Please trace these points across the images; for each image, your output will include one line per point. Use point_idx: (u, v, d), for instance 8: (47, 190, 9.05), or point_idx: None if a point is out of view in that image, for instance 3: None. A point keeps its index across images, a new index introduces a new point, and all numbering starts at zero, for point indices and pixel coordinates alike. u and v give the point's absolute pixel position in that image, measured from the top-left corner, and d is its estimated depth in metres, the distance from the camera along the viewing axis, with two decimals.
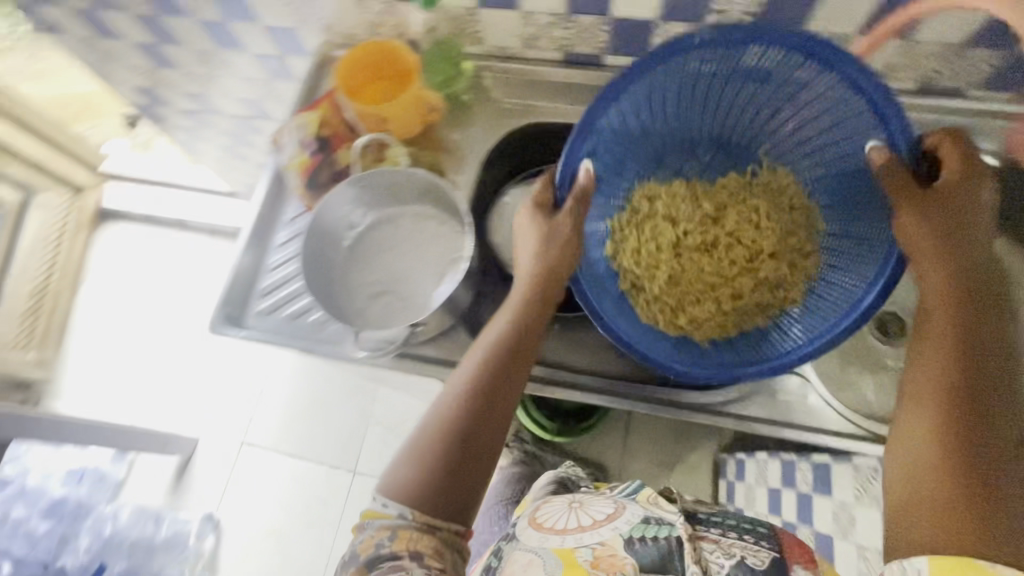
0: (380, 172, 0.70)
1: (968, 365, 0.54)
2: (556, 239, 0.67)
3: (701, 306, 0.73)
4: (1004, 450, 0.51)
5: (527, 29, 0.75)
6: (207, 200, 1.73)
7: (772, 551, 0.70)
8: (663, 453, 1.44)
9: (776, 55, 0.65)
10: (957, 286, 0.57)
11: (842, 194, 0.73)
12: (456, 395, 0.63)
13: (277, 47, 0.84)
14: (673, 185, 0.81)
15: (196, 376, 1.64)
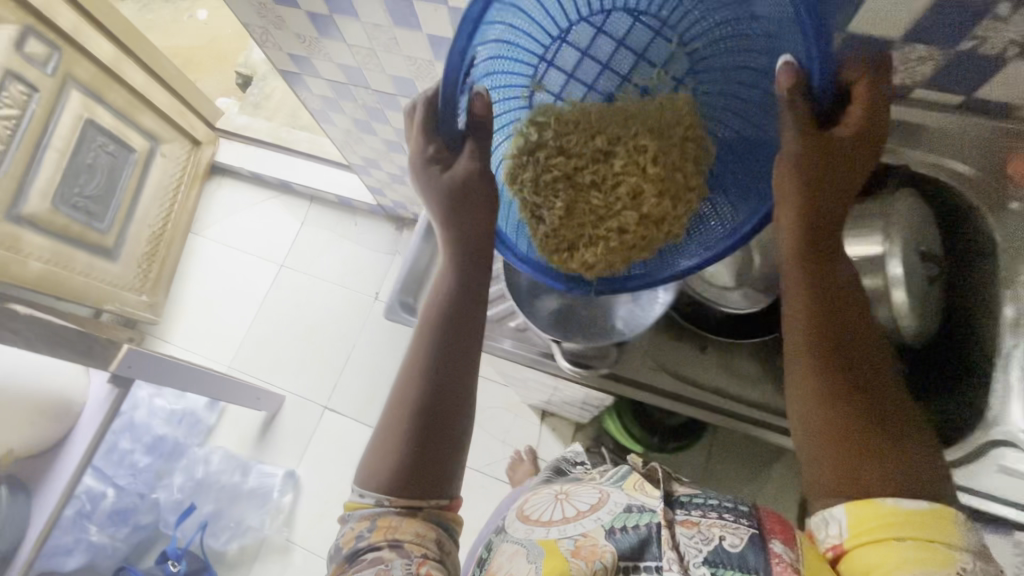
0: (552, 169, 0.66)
1: (834, 319, 0.53)
2: (462, 194, 0.57)
3: (597, 243, 0.60)
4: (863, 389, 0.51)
5: None
6: (313, 166, 1.78)
7: (752, 530, 0.55)
8: (748, 481, 1.40)
9: None
10: (809, 233, 0.52)
11: (743, 118, 0.59)
12: (412, 358, 0.61)
13: (454, 30, 0.81)
14: (562, 107, 0.64)
15: (291, 337, 1.70)
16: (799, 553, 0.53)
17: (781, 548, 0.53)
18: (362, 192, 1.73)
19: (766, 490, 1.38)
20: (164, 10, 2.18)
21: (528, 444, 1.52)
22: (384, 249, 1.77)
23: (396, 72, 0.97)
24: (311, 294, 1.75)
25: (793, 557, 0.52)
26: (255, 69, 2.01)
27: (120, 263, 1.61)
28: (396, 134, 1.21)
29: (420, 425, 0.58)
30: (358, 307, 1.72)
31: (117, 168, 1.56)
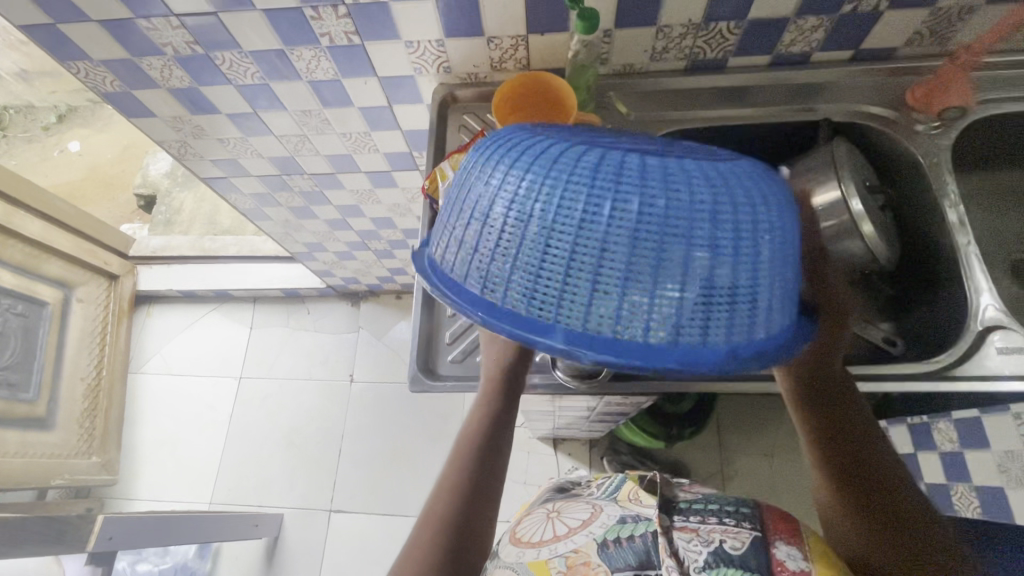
0: None
1: (843, 427, 0.58)
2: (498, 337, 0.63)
3: None
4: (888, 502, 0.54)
5: (658, 44, 0.72)
6: (248, 267, 1.70)
7: (753, 532, 0.55)
8: (760, 442, 1.47)
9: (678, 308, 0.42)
10: (800, 377, 0.60)
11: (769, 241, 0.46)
12: (453, 468, 0.58)
13: (389, 97, 0.82)
14: None
15: (273, 449, 1.58)
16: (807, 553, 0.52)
17: (785, 552, 0.52)
18: (308, 278, 1.67)
19: (777, 444, 1.45)
20: (28, 152, 2.03)
21: (549, 477, 1.49)
22: (346, 328, 1.70)
23: (329, 149, 0.96)
24: (281, 399, 1.63)
25: (800, 558, 0.51)
26: (155, 186, 1.91)
27: (58, 429, 1.43)
28: (337, 211, 1.20)
29: (453, 542, 0.52)
30: (337, 399, 1.62)
31: (31, 328, 1.40)
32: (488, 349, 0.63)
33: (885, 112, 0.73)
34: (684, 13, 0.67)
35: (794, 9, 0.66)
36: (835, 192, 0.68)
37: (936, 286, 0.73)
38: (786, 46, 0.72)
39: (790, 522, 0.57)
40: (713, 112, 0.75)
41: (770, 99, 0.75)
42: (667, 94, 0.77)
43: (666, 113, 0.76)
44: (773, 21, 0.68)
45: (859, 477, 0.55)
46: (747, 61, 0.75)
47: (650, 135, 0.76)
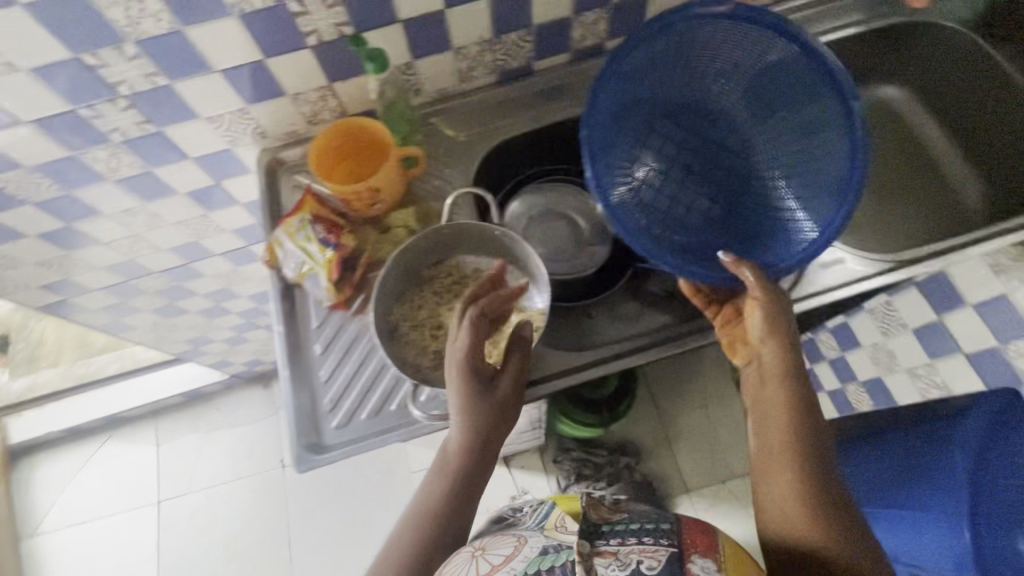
0: (407, 260, 0.64)
1: (808, 417, 0.56)
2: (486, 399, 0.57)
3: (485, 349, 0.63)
4: (836, 494, 0.53)
5: (461, 64, 0.74)
6: (136, 382, 1.55)
7: (670, 548, 0.49)
8: (692, 398, 1.55)
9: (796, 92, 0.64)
10: (786, 359, 0.58)
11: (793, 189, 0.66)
12: (405, 544, 0.56)
13: (212, 176, 0.78)
14: (422, 243, 0.65)
15: (214, 567, 1.44)
16: (720, 563, 0.48)
17: (699, 567, 0.47)
18: (206, 374, 1.55)
19: (706, 394, 1.56)
20: None
21: (510, 497, 1.47)
22: (263, 413, 1.60)
23: (170, 241, 0.90)
24: (210, 510, 1.50)
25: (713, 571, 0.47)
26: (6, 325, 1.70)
27: None
28: (208, 299, 1.12)
29: None
30: (272, 491, 1.51)
31: None
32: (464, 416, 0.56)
33: None
34: (473, 31, 0.70)
35: (571, 7, 0.71)
36: (654, 168, 0.71)
37: None
38: (578, 40, 0.77)
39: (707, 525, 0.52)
40: (528, 117, 0.79)
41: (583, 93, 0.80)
42: (488, 107, 0.80)
43: (489, 126, 0.80)
44: (557, 21, 0.73)
45: (819, 466, 0.54)
46: (551, 62, 0.79)
47: (479, 155, 0.78)
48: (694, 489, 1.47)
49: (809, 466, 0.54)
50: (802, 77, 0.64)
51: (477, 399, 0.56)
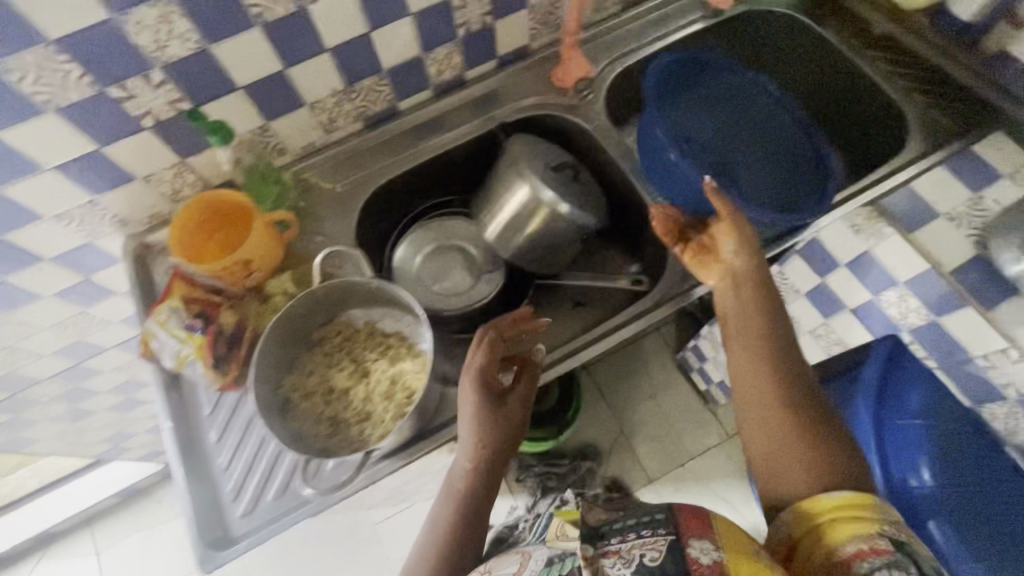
0: (279, 329, 0.61)
1: (785, 359, 0.62)
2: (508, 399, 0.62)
3: (378, 405, 0.61)
4: (817, 423, 0.59)
5: (321, 118, 0.73)
6: (61, 493, 1.44)
7: (668, 537, 0.47)
8: (640, 389, 1.59)
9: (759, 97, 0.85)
10: (763, 306, 0.64)
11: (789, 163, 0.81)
12: (431, 545, 0.60)
13: (78, 272, 0.74)
14: (295, 308, 0.62)
15: None
16: (721, 539, 0.46)
17: (699, 548, 0.45)
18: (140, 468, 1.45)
19: (653, 382, 1.59)
20: None
21: None
22: None
23: (51, 346, 0.84)
24: None
25: (716, 550, 0.45)
26: None
27: None
28: (116, 394, 1.05)
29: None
30: None
31: None
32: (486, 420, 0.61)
33: (542, 100, 0.82)
34: (323, 85, 0.69)
35: (419, 47, 0.72)
36: (526, 190, 0.73)
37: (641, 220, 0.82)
38: (436, 76, 0.78)
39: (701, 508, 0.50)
40: (401, 156, 0.79)
41: (452, 126, 0.81)
42: (360, 154, 0.79)
43: (363, 173, 0.78)
44: (408, 62, 0.73)
45: (799, 401, 0.60)
46: (414, 100, 0.79)
47: (358, 202, 0.77)
48: (658, 479, 1.51)
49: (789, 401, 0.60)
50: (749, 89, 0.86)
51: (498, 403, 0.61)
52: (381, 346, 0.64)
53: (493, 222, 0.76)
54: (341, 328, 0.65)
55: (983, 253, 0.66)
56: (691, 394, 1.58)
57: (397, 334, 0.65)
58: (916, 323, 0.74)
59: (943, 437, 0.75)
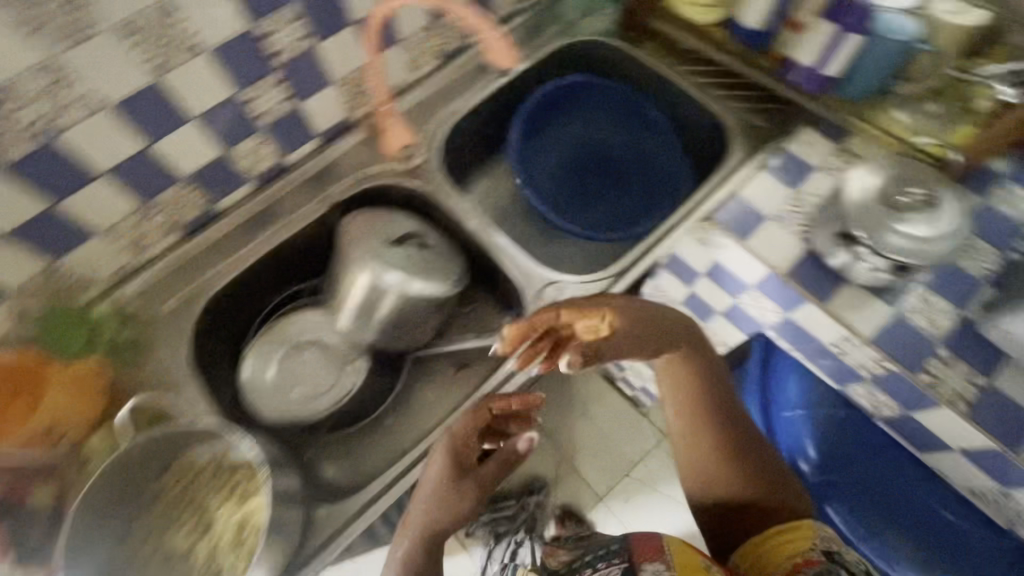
0: (93, 500, 0.54)
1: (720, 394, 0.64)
2: (477, 481, 0.58)
3: (228, 553, 0.57)
4: (752, 450, 0.64)
5: (125, 240, 0.66)
6: None
7: (621, 566, 0.59)
8: (571, 408, 1.58)
9: (619, 106, 0.90)
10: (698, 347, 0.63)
11: (651, 165, 0.89)
12: None
13: None
14: (108, 472, 0.55)
15: None
16: (670, 563, 0.58)
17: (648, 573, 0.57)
18: None
19: (584, 398, 1.59)
20: None
21: None
22: None
23: None
24: None
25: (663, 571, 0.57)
26: None
27: None
28: None
29: None
30: None
31: None
32: (461, 490, 0.57)
33: (377, 170, 0.79)
34: (113, 208, 0.62)
35: (220, 146, 0.66)
36: (368, 276, 0.70)
37: (492, 275, 0.80)
38: (252, 168, 0.72)
39: (652, 536, 0.62)
40: (232, 259, 0.73)
41: (286, 215, 0.76)
42: (186, 265, 0.72)
43: (193, 285, 0.72)
44: (213, 162, 0.67)
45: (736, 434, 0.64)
46: (235, 196, 0.74)
47: (191, 319, 0.70)
48: (607, 495, 1.50)
49: (730, 438, 0.64)
50: (614, 96, 0.89)
51: (472, 485, 0.57)
52: (227, 487, 0.59)
53: (345, 310, 0.73)
54: (183, 473, 0.60)
55: (812, 248, 0.69)
56: (622, 402, 1.59)
57: (243, 468, 0.59)
58: (772, 321, 0.76)
59: (825, 423, 0.81)
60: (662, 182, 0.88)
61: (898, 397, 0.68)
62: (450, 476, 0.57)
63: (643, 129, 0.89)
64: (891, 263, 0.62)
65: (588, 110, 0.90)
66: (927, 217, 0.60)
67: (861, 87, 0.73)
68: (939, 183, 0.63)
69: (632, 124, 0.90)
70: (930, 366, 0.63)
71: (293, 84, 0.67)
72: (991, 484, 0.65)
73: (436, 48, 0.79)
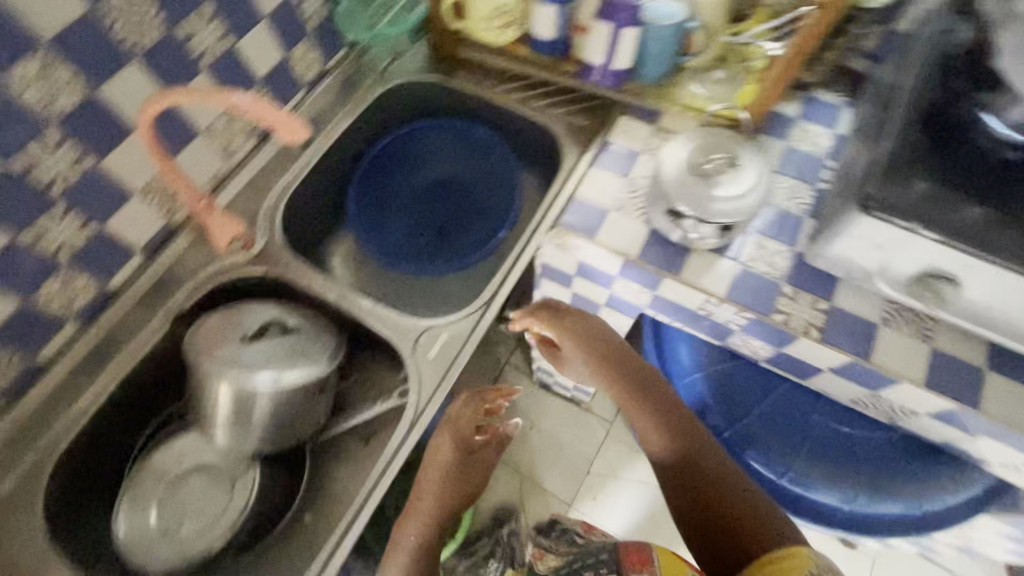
0: None
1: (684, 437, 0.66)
2: (478, 461, 0.70)
3: None
4: (733, 490, 0.61)
5: None
6: None
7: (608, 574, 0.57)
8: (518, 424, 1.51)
9: (446, 139, 0.91)
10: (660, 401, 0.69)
11: (488, 182, 0.90)
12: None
13: None
14: None
15: None
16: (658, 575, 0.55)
17: None
18: None
19: (527, 410, 1.52)
20: None
21: None
22: None
23: None
24: None
25: None
26: None
27: None
28: None
29: None
30: None
31: None
32: (466, 470, 0.69)
33: (216, 268, 0.75)
34: None
35: (14, 299, 0.59)
36: (230, 386, 0.65)
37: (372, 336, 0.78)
38: (67, 307, 0.66)
39: (645, 547, 0.59)
40: (70, 411, 0.66)
41: (125, 342, 0.70)
42: (17, 433, 0.64)
43: (38, 448, 0.64)
44: (12, 318, 0.60)
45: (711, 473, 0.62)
46: (55, 342, 0.66)
47: (37, 492, 0.63)
48: (576, 499, 1.44)
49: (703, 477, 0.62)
50: (440, 133, 0.90)
51: (477, 470, 0.70)
52: None
53: (219, 426, 0.68)
54: None
55: (653, 228, 0.73)
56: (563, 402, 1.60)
57: None
58: (647, 303, 0.79)
59: (718, 376, 0.85)
60: (502, 196, 0.88)
61: (766, 339, 0.72)
62: (456, 461, 0.68)
63: (476, 152, 0.90)
64: (716, 227, 0.67)
65: (420, 151, 0.91)
66: (730, 178, 0.66)
67: (655, 70, 0.78)
68: (736, 144, 0.69)
69: (464, 151, 0.91)
70: (780, 304, 0.69)
71: (85, 210, 0.62)
72: (861, 391, 0.72)
73: (245, 128, 0.76)
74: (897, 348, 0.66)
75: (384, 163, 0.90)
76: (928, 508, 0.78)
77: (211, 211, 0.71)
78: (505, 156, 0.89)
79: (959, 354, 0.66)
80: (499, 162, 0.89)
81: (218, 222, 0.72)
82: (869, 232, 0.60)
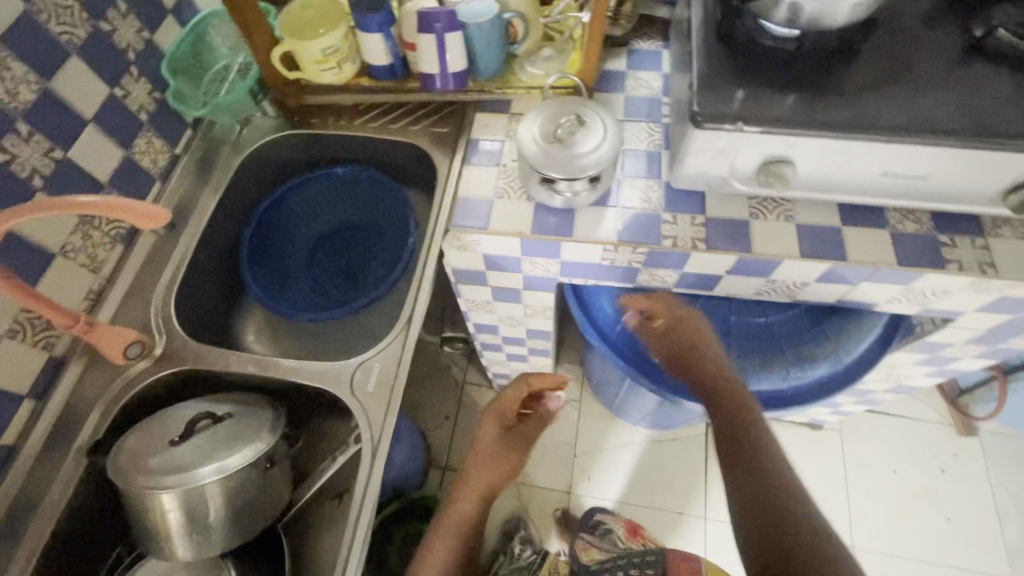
0: None
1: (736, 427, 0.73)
2: (516, 442, 0.82)
3: None
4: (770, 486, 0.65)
5: None
6: None
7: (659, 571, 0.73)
8: None
9: (318, 190, 0.92)
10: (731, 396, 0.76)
11: (377, 214, 0.91)
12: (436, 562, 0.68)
13: None
14: None
15: None
16: None
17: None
18: None
19: None
20: None
21: None
22: None
23: None
24: None
25: None
26: None
27: None
28: None
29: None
30: None
31: None
32: (506, 451, 0.80)
33: (119, 384, 0.70)
34: None
35: None
36: (173, 495, 0.62)
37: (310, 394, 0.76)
38: None
39: (691, 559, 0.76)
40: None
41: (41, 494, 0.64)
42: None
43: None
44: None
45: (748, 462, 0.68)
46: None
47: None
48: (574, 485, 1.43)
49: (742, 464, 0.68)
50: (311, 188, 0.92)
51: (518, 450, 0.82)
52: None
53: (177, 541, 0.64)
54: None
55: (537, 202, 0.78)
56: None
57: None
58: (557, 272, 0.83)
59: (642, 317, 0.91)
60: (395, 221, 0.90)
61: (667, 266, 0.79)
62: (496, 440, 0.80)
63: (353, 191, 0.92)
64: (588, 181, 0.72)
65: (299, 212, 0.91)
66: (583, 134, 0.72)
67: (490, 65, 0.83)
68: (580, 105, 0.75)
69: (341, 195, 0.92)
70: (664, 231, 0.75)
71: None
72: (759, 282, 0.80)
73: (106, 236, 0.73)
74: (769, 233, 0.74)
75: (267, 235, 0.89)
76: (847, 361, 0.87)
77: (92, 327, 0.67)
78: (381, 184, 0.91)
79: (817, 221, 0.76)
80: (377, 192, 0.92)
81: (104, 336, 0.68)
82: (709, 143, 0.67)
